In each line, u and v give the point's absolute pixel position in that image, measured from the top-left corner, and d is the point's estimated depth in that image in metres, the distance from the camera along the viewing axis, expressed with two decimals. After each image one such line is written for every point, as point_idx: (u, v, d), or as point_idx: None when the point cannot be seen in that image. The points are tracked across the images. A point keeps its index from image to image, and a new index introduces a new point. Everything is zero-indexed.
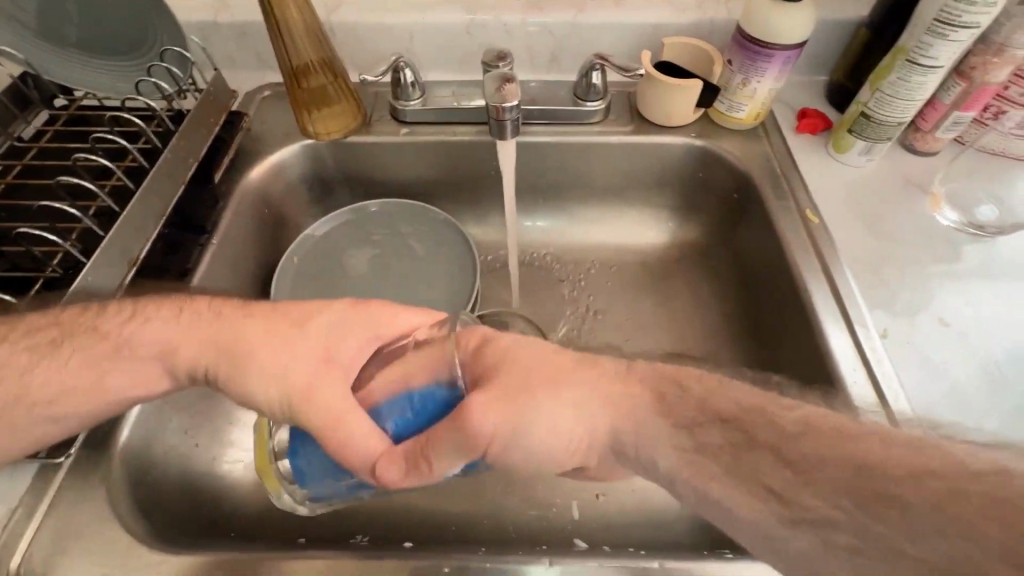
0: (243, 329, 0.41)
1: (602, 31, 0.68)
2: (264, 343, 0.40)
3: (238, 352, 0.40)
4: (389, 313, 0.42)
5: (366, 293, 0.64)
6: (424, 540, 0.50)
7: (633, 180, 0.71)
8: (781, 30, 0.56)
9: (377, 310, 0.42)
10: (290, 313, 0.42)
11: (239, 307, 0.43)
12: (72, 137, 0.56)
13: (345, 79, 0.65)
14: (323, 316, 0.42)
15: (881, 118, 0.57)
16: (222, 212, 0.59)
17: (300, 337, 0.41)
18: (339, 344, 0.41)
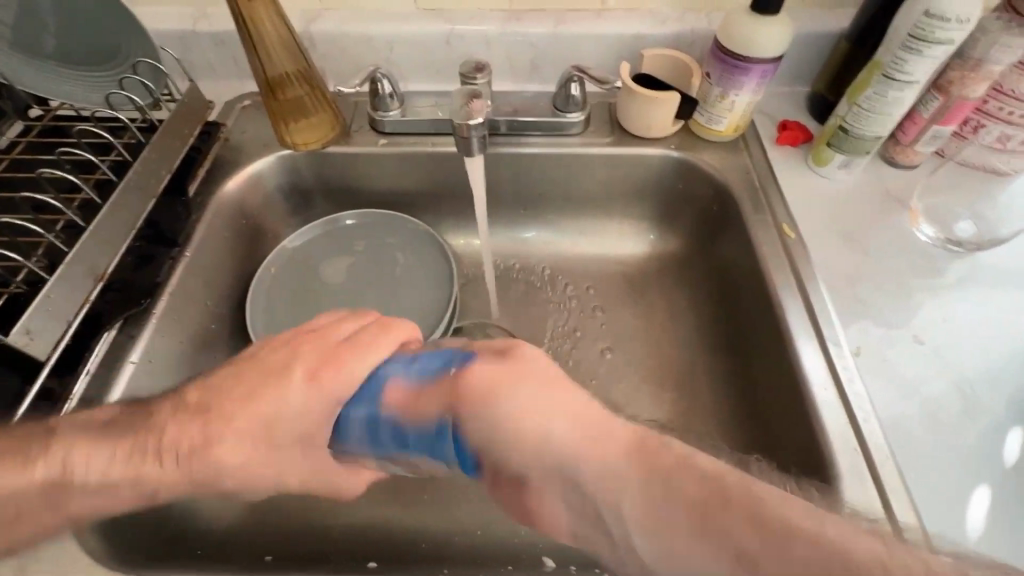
0: (220, 413, 0.40)
1: (581, 41, 0.67)
2: (241, 424, 0.40)
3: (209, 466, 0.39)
4: (350, 376, 0.41)
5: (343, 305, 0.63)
6: (394, 559, 0.50)
7: (613, 192, 0.71)
8: (758, 44, 0.56)
9: (335, 376, 0.41)
10: (250, 380, 0.41)
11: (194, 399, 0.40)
12: (45, 149, 0.57)
13: (322, 89, 0.65)
14: (281, 401, 0.40)
15: (859, 133, 0.57)
16: (195, 225, 0.59)
17: (276, 437, 0.40)
18: (318, 424, 0.41)
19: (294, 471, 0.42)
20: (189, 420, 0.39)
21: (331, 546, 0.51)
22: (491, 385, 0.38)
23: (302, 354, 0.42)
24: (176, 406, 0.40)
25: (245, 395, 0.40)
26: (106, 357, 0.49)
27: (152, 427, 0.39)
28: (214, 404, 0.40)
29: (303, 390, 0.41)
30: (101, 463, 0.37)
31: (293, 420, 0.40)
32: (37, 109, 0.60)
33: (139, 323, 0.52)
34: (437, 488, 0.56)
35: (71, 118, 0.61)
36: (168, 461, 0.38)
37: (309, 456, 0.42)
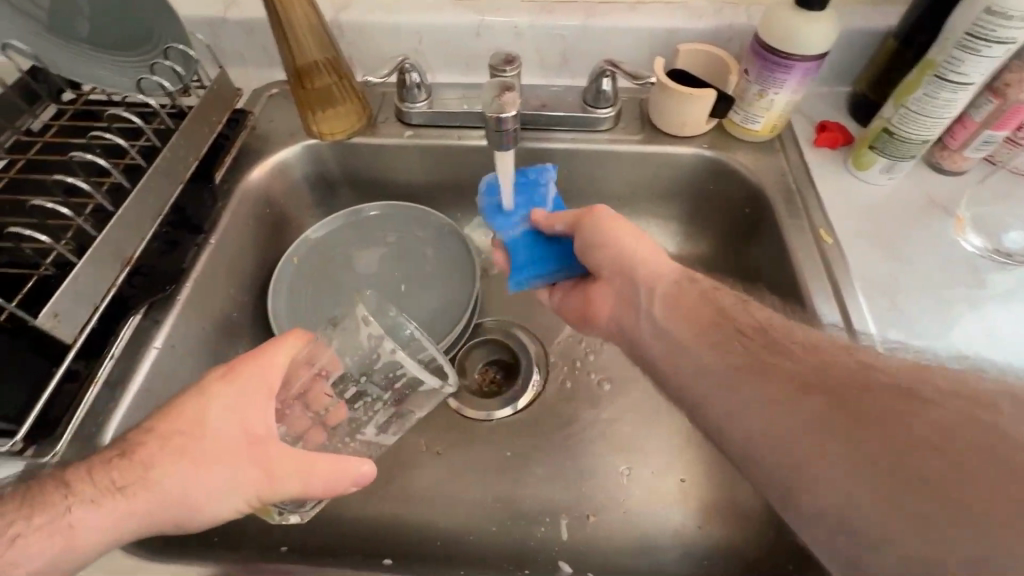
0: (151, 464, 0.38)
1: (613, 34, 0.65)
2: (178, 462, 0.38)
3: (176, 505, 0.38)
4: (257, 364, 0.41)
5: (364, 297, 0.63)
6: (409, 556, 0.49)
7: (641, 190, 0.69)
8: (802, 41, 0.53)
9: (248, 369, 0.41)
10: (165, 420, 0.39)
11: (118, 459, 0.38)
12: (75, 132, 0.57)
13: (350, 79, 0.64)
14: (202, 422, 0.40)
15: (905, 136, 0.54)
16: (221, 212, 0.59)
17: (203, 450, 0.39)
18: (247, 419, 0.40)
19: (248, 477, 0.39)
20: (107, 468, 0.37)
21: (346, 540, 0.51)
22: (603, 224, 0.50)
23: (207, 375, 0.41)
24: (88, 462, 0.38)
25: (152, 420, 0.39)
26: (130, 341, 0.49)
27: (67, 486, 0.37)
28: (135, 442, 0.39)
29: (213, 394, 0.40)
30: (14, 532, 0.35)
31: (213, 427, 0.40)
32: (69, 93, 0.60)
33: (164, 309, 0.52)
34: (453, 485, 0.55)
35: (102, 102, 0.61)
36: (93, 513, 0.36)
37: (251, 457, 0.40)
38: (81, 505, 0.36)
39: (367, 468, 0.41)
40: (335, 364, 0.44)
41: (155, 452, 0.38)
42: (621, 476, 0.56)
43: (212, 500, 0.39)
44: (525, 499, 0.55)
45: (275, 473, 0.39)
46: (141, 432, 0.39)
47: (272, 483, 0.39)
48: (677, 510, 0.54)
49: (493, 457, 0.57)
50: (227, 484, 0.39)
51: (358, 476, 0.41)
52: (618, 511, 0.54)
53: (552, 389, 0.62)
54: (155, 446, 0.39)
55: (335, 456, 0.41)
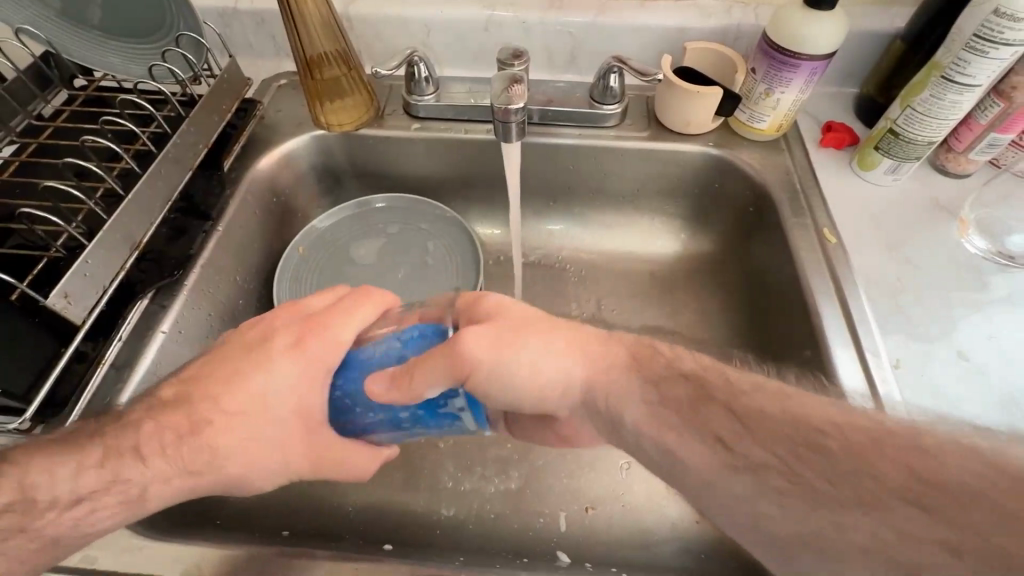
0: (216, 438, 0.38)
1: (622, 32, 0.66)
2: (239, 438, 0.39)
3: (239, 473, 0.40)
4: (322, 336, 0.39)
5: (369, 285, 0.64)
6: (409, 543, 0.50)
7: (645, 187, 0.69)
8: (809, 40, 0.54)
9: (314, 346, 0.39)
10: (232, 392, 0.39)
11: (182, 423, 0.38)
12: (87, 118, 0.58)
13: (359, 71, 0.65)
14: (267, 394, 0.39)
15: (911, 137, 0.54)
16: (228, 200, 0.59)
17: (262, 429, 0.39)
18: (303, 398, 0.39)
19: (295, 460, 0.40)
20: (178, 444, 0.38)
21: (346, 525, 0.52)
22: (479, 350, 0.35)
23: (274, 341, 0.41)
24: (160, 436, 0.38)
25: (218, 393, 0.39)
26: (138, 325, 0.50)
27: (142, 459, 0.37)
28: (202, 418, 0.39)
29: (274, 368, 0.39)
30: (92, 500, 0.36)
31: (272, 407, 0.39)
32: (81, 79, 0.61)
33: (171, 295, 0.52)
34: (453, 475, 0.56)
35: (113, 89, 0.62)
36: (164, 483, 0.38)
37: (302, 441, 0.40)
38: (156, 478, 0.37)
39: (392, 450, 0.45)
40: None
41: (222, 423, 0.39)
42: (620, 469, 0.56)
43: (262, 474, 0.40)
44: (524, 490, 0.55)
45: (321, 459, 0.41)
46: (206, 400, 0.39)
47: (317, 470, 0.41)
48: (676, 505, 0.54)
49: (494, 448, 0.57)
50: (278, 464, 0.40)
51: (384, 457, 0.45)
52: (616, 504, 0.54)
53: None
54: (220, 418, 0.39)
55: (369, 448, 0.43)
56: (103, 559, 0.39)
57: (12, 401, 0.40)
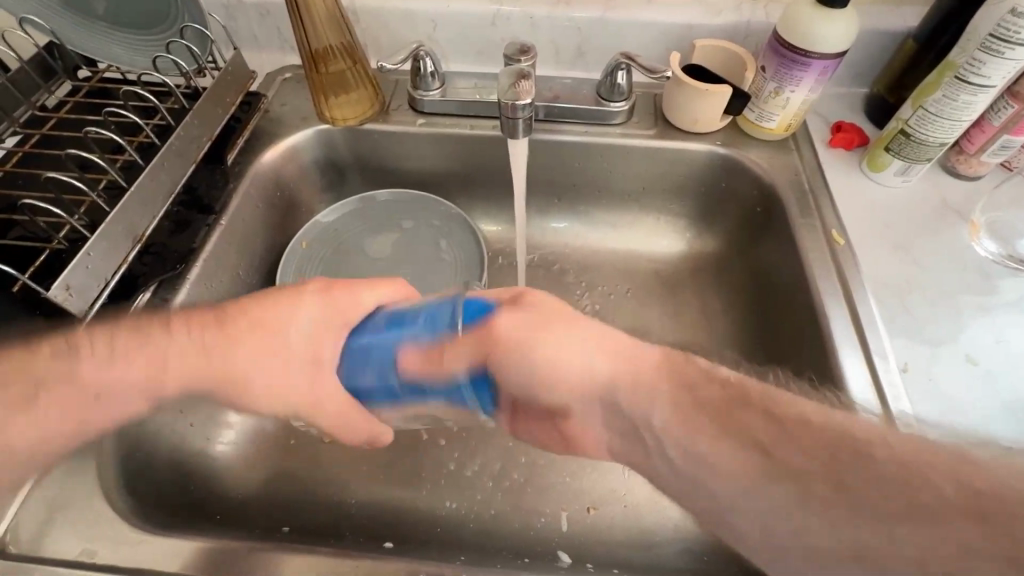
0: (231, 343, 0.39)
1: (630, 28, 0.65)
2: (250, 350, 0.39)
3: (236, 384, 0.39)
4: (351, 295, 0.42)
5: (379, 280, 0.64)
6: (410, 541, 0.50)
7: (651, 185, 0.69)
8: (820, 38, 0.53)
9: (341, 297, 0.41)
10: (261, 307, 0.41)
11: (208, 322, 0.40)
12: (90, 109, 0.58)
13: (364, 65, 0.64)
14: (290, 315, 0.41)
15: (922, 138, 0.54)
16: (232, 193, 0.59)
17: (275, 347, 0.40)
18: (318, 339, 0.40)
19: (294, 393, 0.40)
20: (204, 329, 0.40)
21: (346, 522, 0.51)
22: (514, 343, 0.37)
23: (307, 283, 0.43)
24: (194, 321, 0.40)
25: (252, 305, 0.41)
26: None
27: (170, 333, 0.39)
28: (232, 318, 0.40)
29: (304, 304, 0.41)
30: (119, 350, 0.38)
31: (291, 330, 0.40)
32: (85, 70, 0.61)
33: (173, 288, 0.52)
34: (454, 473, 0.56)
35: (117, 80, 0.61)
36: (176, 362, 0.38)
37: (308, 377, 0.40)
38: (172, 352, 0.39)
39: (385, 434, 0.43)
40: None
41: (240, 329, 0.40)
42: (622, 470, 0.56)
43: (257, 399, 0.40)
44: (526, 489, 0.55)
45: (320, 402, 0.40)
46: (236, 307, 0.41)
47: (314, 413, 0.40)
48: (678, 507, 0.54)
49: (496, 447, 0.57)
50: (278, 389, 0.40)
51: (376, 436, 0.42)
52: (618, 505, 0.54)
53: None
54: (241, 325, 0.40)
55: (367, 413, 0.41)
56: (102, 553, 0.39)
57: None
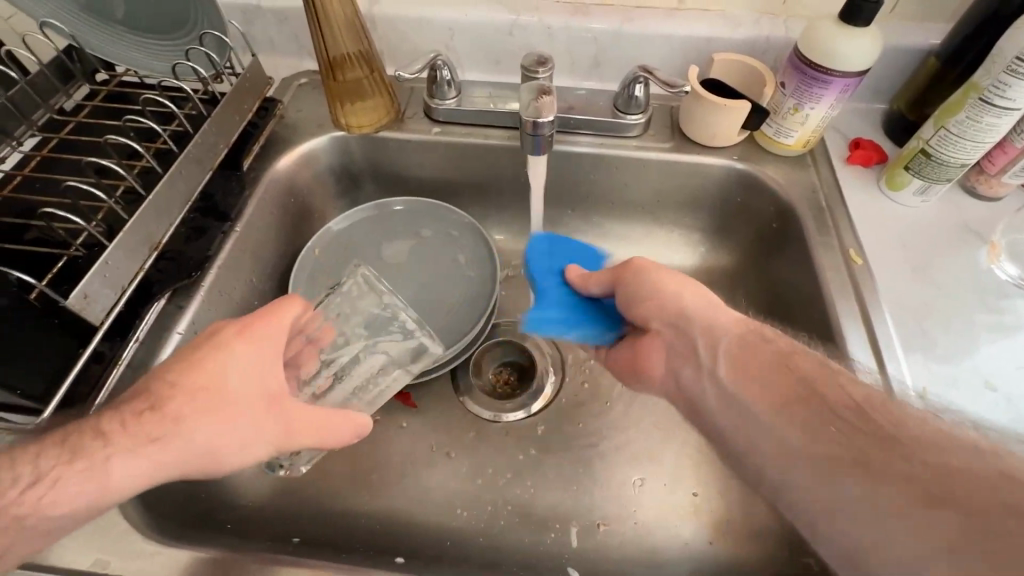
0: (173, 420, 0.37)
1: (648, 41, 0.65)
2: (202, 420, 0.37)
3: (206, 449, 0.37)
4: (264, 319, 0.41)
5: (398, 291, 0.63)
6: (423, 556, 0.50)
7: (665, 198, 0.68)
8: (842, 56, 0.52)
9: (257, 329, 0.41)
10: (188, 372, 0.38)
11: (140, 409, 0.37)
12: (108, 113, 0.58)
13: (381, 74, 0.64)
14: (223, 368, 0.39)
15: (944, 159, 0.53)
16: (247, 200, 0.59)
17: (232, 402, 0.38)
18: (264, 378, 0.40)
19: (269, 431, 0.39)
20: (139, 420, 0.36)
21: (356, 534, 0.51)
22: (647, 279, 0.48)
23: (223, 328, 0.40)
24: (120, 413, 0.36)
25: (176, 375, 0.38)
26: (154, 326, 0.49)
27: (105, 436, 0.35)
28: (162, 397, 0.37)
29: (231, 349, 0.39)
30: (54, 474, 0.34)
31: (233, 379, 0.39)
32: (103, 73, 0.61)
33: (188, 296, 0.52)
34: (463, 485, 0.55)
35: (134, 84, 0.62)
36: (127, 461, 0.35)
37: (269, 409, 0.39)
38: (116, 455, 0.35)
39: (365, 420, 0.43)
40: (326, 334, 0.47)
41: (184, 405, 0.37)
42: (632, 485, 0.56)
43: (238, 453, 0.38)
44: (535, 503, 0.55)
45: (294, 428, 0.40)
46: (160, 386, 0.38)
47: (291, 439, 0.40)
48: (689, 524, 0.53)
49: (505, 459, 0.57)
50: (249, 434, 0.38)
51: (360, 428, 0.43)
52: (628, 521, 0.54)
53: (565, 393, 0.61)
54: (177, 397, 0.37)
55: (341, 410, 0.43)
56: (115, 564, 0.39)
57: (29, 401, 0.39)
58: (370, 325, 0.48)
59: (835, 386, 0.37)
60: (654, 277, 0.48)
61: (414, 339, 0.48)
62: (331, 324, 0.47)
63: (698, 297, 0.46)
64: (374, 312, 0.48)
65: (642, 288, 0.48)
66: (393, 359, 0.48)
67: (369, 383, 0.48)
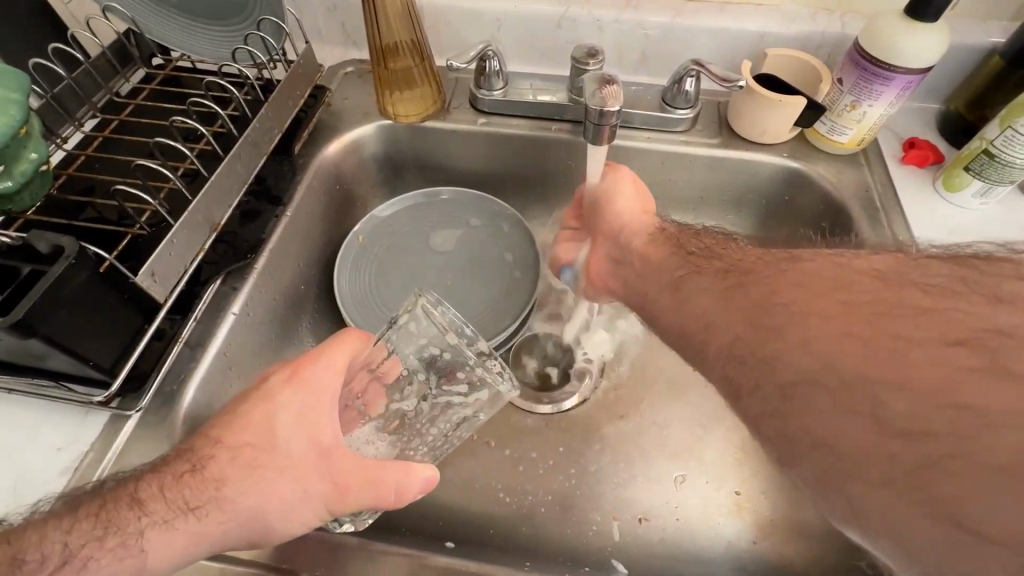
0: (222, 483, 0.37)
1: (699, 35, 0.64)
2: (245, 483, 0.37)
3: (254, 509, 0.37)
4: (313, 366, 0.40)
5: (447, 280, 0.64)
6: (469, 543, 0.50)
7: (710, 195, 0.68)
8: (907, 52, 0.51)
9: (307, 379, 0.40)
10: (241, 428, 0.38)
11: (187, 465, 0.37)
12: (165, 97, 0.59)
13: (430, 63, 0.64)
14: (269, 425, 0.38)
15: (1008, 160, 0.52)
16: (297, 185, 0.60)
17: (278, 464, 0.38)
18: (312, 434, 0.39)
19: (316, 491, 0.38)
20: (178, 486, 0.37)
21: (401, 520, 0.52)
22: (609, 196, 0.54)
23: (271, 376, 0.40)
24: (159, 477, 0.37)
25: (221, 432, 0.38)
26: (210, 307, 0.50)
27: (142, 506, 0.36)
28: (204, 457, 0.38)
29: (280, 400, 0.39)
30: (85, 554, 0.34)
31: (281, 437, 0.38)
32: (159, 57, 0.62)
33: (242, 277, 0.52)
34: (505, 475, 0.56)
35: (189, 69, 0.63)
36: (164, 534, 0.35)
37: (317, 469, 0.38)
38: (153, 528, 0.35)
39: (429, 472, 0.41)
40: (393, 368, 0.43)
41: (230, 468, 0.37)
42: (675, 482, 0.55)
43: (286, 514, 0.38)
44: (577, 495, 0.55)
45: (344, 485, 0.39)
46: (210, 441, 0.38)
47: (343, 498, 0.39)
48: (731, 523, 0.53)
49: (547, 452, 0.57)
50: (298, 495, 0.38)
51: (423, 481, 0.41)
52: (671, 519, 0.53)
53: (606, 387, 0.61)
54: (225, 456, 0.38)
55: (401, 465, 0.40)
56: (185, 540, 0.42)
57: (101, 373, 0.41)
58: (431, 366, 0.42)
59: (712, 244, 0.45)
60: (613, 196, 0.53)
61: (482, 390, 0.41)
62: (397, 359, 0.42)
63: (638, 211, 0.52)
64: (435, 353, 0.41)
65: (607, 204, 0.53)
66: (463, 404, 0.42)
67: (422, 432, 0.44)
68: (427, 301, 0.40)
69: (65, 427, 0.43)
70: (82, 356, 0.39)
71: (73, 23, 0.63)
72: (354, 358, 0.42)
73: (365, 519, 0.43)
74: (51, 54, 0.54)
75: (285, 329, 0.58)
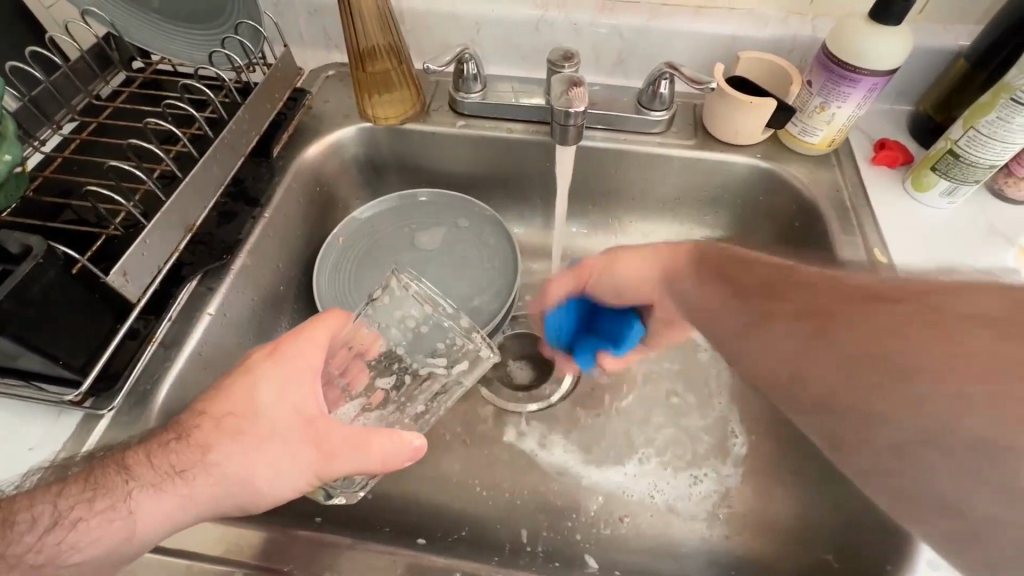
0: (204, 456, 0.37)
1: (674, 38, 0.65)
2: (227, 456, 0.37)
3: (241, 478, 0.38)
4: (292, 343, 0.41)
5: (429, 273, 0.65)
6: (441, 541, 0.50)
7: (687, 195, 0.69)
8: (871, 55, 0.53)
9: (286, 355, 0.40)
10: (222, 402, 0.38)
11: (170, 436, 0.38)
12: (144, 99, 0.60)
13: (408, 66, 0.65)
14: (250, 397, 0.39)
15: (972, 159, 0.53)
16: (275, 186, 0.60)
17: (263, 433, 0.38)
18: (296, 403, 0.39)
19: (302, 459, 0.38)
20: (164, 452, 0.37)
21: (378, 515, 0.52)
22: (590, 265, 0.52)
23: (251, 354, 0.41)
24: (146, 444, 0.38)
25: (205, 403, 0.39)
26: (185, 306, 0.50)
27: (129, 470, 0.36)
28: (190, 426, 0.38)
29: (259, 375, 0.39)
30: (74, 516, 0.35)
31: (263, 408, 0.38)
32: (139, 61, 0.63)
33: (218, 278, 0.53)
34: (482, 472, 0.56)
35: (169, 72, 0.63)
36: (153, 497, 0.36)
37: (301, 437, 0.38)
38: (141, 490, 0.36)
39: (419, 439, 0.41)
40: (373, 345, 0.43)
41: (210, 438, 0.37)
42: (649, 479, 0.56)
43: (273, 483, 0.38)
44: (553, 491, 0.55)
45: (331, 455, 0.39)
46: (191, 415, 0.39)
47: (330, 465, 0.39)
48: (704, 519, 0.53)
49: (523, 450, 0.57)
50: (284, 462, 0.38)
51: (412, 447, 0.41)
52: (645, 516, 0.54)
53: (583, 386, 0.62)
54: (207, 428, 0.38)
55: (389, 432, 0.40)
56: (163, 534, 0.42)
57: (72, 372, 0.41)
58: (411, 341, 0.43)
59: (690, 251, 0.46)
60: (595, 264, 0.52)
61: (461, 359, 0.42)
62: (376, 333, 0.43)
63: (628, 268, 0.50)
64: (416, 326, 0.43)
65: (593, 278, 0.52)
66: (445, 374, 0.44)
67: (403, 408, 0.44)
68: (404, 276, 0.42)
69: (39, 425, 0.44)
70: (52, 355, 0.40)
71: (55, 28, 0.64)
72: (334, 337, 0.42)
73: (357, 493, 0.44)
74: (30, 57, 0.55)
75: (264, 329, 0.58)
